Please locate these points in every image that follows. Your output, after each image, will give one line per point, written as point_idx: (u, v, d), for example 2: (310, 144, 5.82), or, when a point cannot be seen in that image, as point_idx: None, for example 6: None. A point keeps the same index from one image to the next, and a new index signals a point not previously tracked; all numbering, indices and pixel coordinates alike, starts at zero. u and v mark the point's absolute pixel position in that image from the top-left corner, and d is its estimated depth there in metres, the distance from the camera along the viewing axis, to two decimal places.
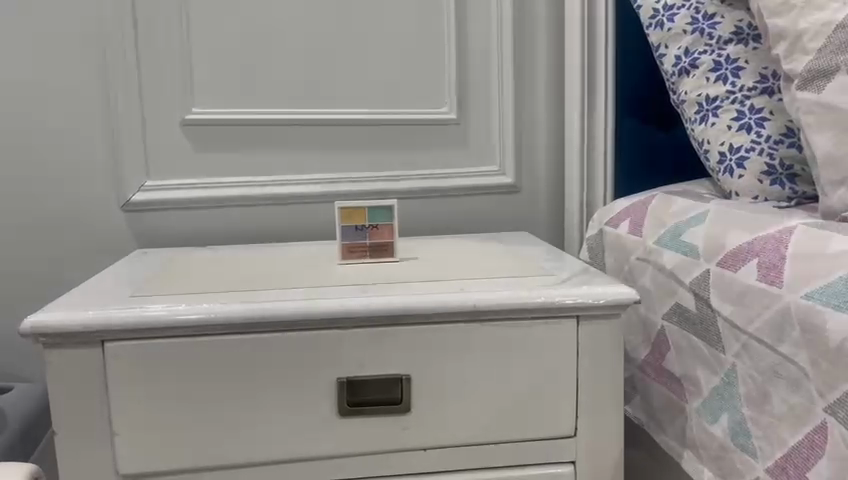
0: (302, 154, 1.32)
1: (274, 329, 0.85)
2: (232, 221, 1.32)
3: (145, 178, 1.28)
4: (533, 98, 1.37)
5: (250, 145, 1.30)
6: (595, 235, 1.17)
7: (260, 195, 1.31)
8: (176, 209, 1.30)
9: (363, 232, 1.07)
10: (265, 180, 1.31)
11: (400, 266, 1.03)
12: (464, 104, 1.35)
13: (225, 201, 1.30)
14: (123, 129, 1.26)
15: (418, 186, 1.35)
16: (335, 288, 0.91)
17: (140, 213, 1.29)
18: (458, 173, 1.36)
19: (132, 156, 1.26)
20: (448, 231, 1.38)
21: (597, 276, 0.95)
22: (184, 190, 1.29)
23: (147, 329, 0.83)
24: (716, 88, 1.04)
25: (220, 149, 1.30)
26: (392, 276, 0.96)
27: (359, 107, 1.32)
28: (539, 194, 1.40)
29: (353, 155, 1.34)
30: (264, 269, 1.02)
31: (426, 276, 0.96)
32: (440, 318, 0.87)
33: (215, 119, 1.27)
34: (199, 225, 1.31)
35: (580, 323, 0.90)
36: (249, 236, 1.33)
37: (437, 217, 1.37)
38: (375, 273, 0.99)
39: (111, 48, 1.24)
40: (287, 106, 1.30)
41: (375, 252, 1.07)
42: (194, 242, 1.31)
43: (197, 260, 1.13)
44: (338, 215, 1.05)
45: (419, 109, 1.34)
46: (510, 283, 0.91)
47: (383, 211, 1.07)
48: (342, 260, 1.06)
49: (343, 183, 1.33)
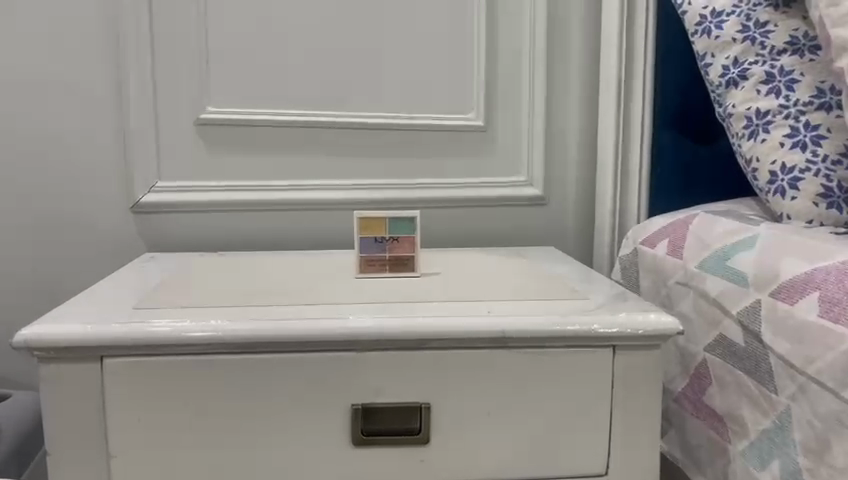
0: (320, 158, 1.26)
1: (285, 350, 0.79)
2: (245, 226, 1.26)
3: (155, 179, 1.22)
4: (565, 107, 1.30)
5: (266, 147, 1.25)
6: (630, 254, 1.10)
7: (276, 200, 1.25)
8: (187, 213, 1.24)
9: (382, 244, 1.00)
10: (281, 185, 1.25)
11: (421, 283, 0.97)
12: (492, 111, 1.28)
13: (239, 205, 1.24)
14: (135, 127, 1.20)
15: (442, 196, 1.28)
16: (351, 307, 0.84)
17: (150, 216, 1.23)
18: (484, 183, 1.29)
19: (143, 156, 1.21)
20: (470, 244, 1.31)
21: (636, 302, 0.87)
22: (197, 192, 1.23)
23: (149, 346, 0.77)
24: (768, 102, 0.97)
25: (235, 151, 1.24)
26: (413, 295, 0.90)
27: (381, 111, 1.26)
28: (568, 208, 1.32)
29: (374, 161, 1.27)
30: (276, 281, 0.96)
31: (450, 296, 0.89)
32: (465, 343, 0.80)
33: (231, 120, 1.22)
34: (211, 229, 1.25)
35: (616, 353, 0.83)
36: (263, 243, 1.27)
37: (460, 228, 1.30)
38: (395, 289, 0.93)
39: (126, 44, 1.18)
40: (307, 108, 1.24)
41: (394, 266, 1.01)
42: (204, 247, 1.26)
43: (207, 268, 1.07)
44: (356, 226, 0.99)
45: (445, 115, 1.27)
46: (541, 308, 0.84)
47: (404, 222, 1.01)
48: (359, 273, 1.00)
49: (363, 190, 1.27)
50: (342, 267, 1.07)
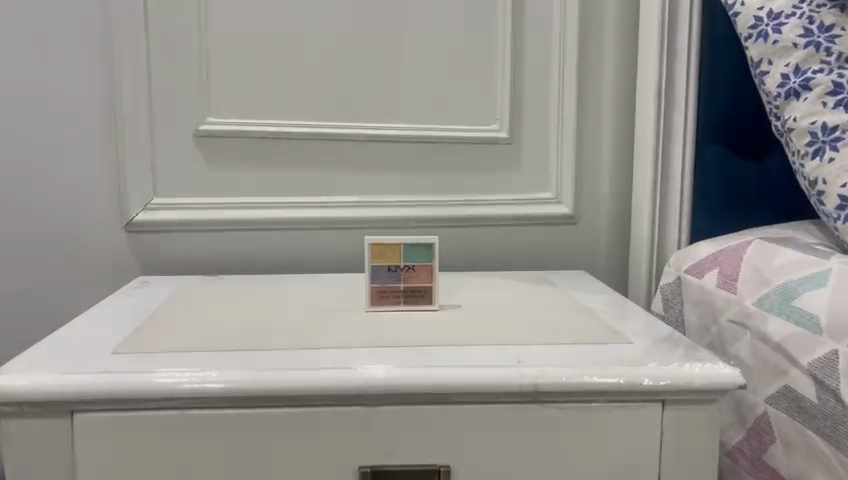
0: (330, 173, 1.16)
1: (282, 403, 0.68)
2: (248, 246, 1.16)
3: (151, 195, 1.12)
4: (598, 117, 1.19)
5: (271, 161, 1.14)
6: (672, 283, 0.98)
7: (282, 219, 1.15)
8: (186, 231, 1.14)
9: (396, 273, 0.90)
10: (288, 202, 1.15)
11: (440, 320, 0.86)
12: (518, 121, 1.17)
13: (241, 224, 1.14)
14: (129, 139, 1.10)
15: (462, 214, 1.17)
16: (360, 353, 0.74)
17: (145, 235, 1.13)
18: (509, 200, 1.18)
19: (138, 171, 1.11)
20: (493, 267, 1.20)
21: (687, 347, 0.76)
22: (196, 210, 1.13)
23: (127, 400, 0.67)
24: (837, 116, 0.85)
25: (238, 166, 1.14)
26: (431, 336, 0.79)
27: (397, 122, 1.16)
28: (600, 227, 1.21)
29: (388, 176, 1.17)
30: (278, 316, 0.86)
31: (473, 338, 0.78)
32: (492, 398, 0.69)
33: (233, 131, 1.12)
34: (212, 250, 1.15)
35: (665, 408, 0.72)
36: (267, 264, 1.17)
37: (482, 249, 1.19)
38: (411, 328, 0.82)
39: (119, 48, 1.08)
40: (315, 118, 1.14)
41: (410, 298, 0.90)
42: (203, 270, 1.15)
43: (204, 295, 0.97)
44: (368, 253, 0.89)
45: (466, 127, 1.17)
46: (579, 355, 0.73)
47: (422, 248, 0.90)
48: (371, 306, 0.89)
49: (376, 207, 1.16)
50: (353, 296, 0.96)
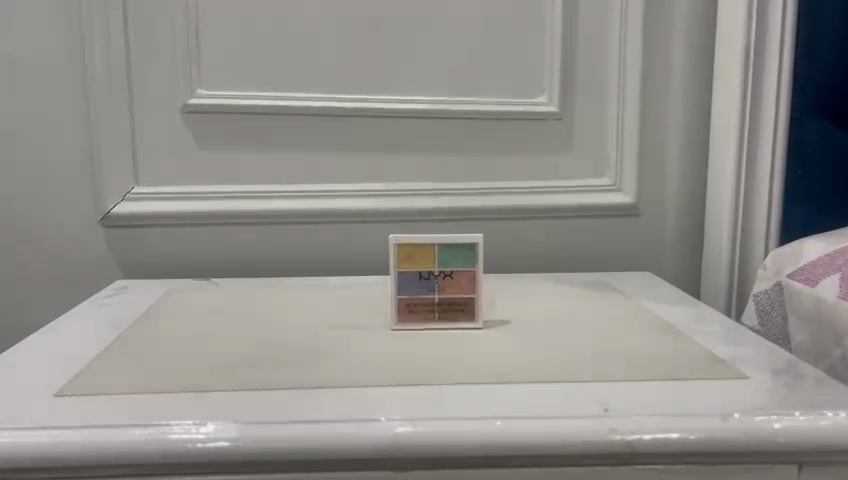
0: (345, 155, 0.97)
1: (282, 469, 0.49)
2: (248, 244, 0.97)
3: (130, 184, 0.94)
4: (667, 89, 0.99)
5: (274, 142, 0.96)
6: (772, 289, 0.79)
7: (288, 210, 0.96)
8: (174, 226, 0.95)
9: (430, 282, 0.71)
10: (295, 190, 0.96)
11: (488, 342, 0.67)
12: (570, 92, 0.98)
13: (240, 217, 0.96)
14: (104, 117, 0.92)
15: (503, 204, 0.98)
16: (387, 395, 0.55)
17: (126, 231, 0.95)
18: (558, 187, 0.99)
19: (116, 154, 0.93)
20: (539, 267, 1.01)
21: (825, 386, 0.57)
22: (185, 201, 0.95)
23: (69, 467, 0.48)
24: None
25: (235, 147, 0.95)
26: (480, 368, 0.60)
27: (424, 94, 0.97)
28: (667, 220, 1.01)
29: (415, 158, 0.98)
30: (281, 337, 0.68)
31: (535, 370, 0.60)
32: (568, 460, 0.50)
33: (229, 106, 0.93)
34: (206, 248, 0.96)
35: (803, 472, 0.52)
36: (271, 266, 0.98)
37: (527, 247, 1.00)
38: (452, 355, 0.63)
39: (88, 4, 0.90)
40: (327, 90, 0.95)
41: (448, 312, 0.71)
42: (196, 272, 0.97)
43: (190, 307, 0.78)
44: (394, 255, 0.71)
45: (508, 100, 0.97)
46: (680, 399, 0.55)
47: (462, 250, 0.71)
48: (399, 323, 0.71)
49: (400, 197, 0.97)
50: (375, 309, 0.78)
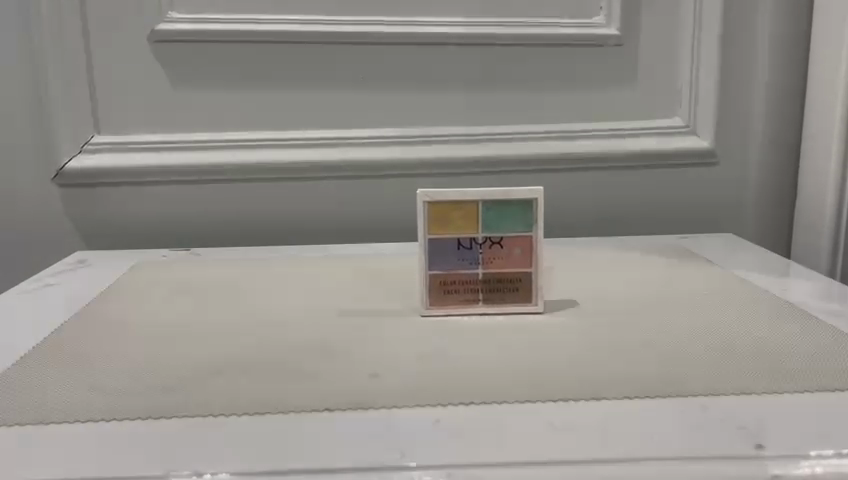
0: (355, 93, 0.78)
1: None
2: (238, 206, 0.79)
3: (90, 131, 0.76)
4: (754, 5, 0.79)
5: (267, 77, 0.77)
6: None
7: (283, 163, 0.77)
8: (146, 185, 0.77)
9: (472, 253, 0.53)
10: (293, 138, 0.78)
11: (555, 333, 0.49)
12: (633, 11, 0.79)
13: (226, 172, 0.77)
14: (54, 47, 0.74)
15: (550, 152, 0.79)
16: (424, 421, 0.38)
17: (87, 191, 0.77)
18: (617, 131, 0.80)
19: (72, 95, 0.75)
20: (594, 229, 0.83)
21: None
22: (158, 152, 0.77)
23: None
24: None
25: (217, 85, 0.77)
26: (553, 374, 0.43)
27: (451, 15, 0.77)
28: (750, 171, 0.83)
29: (440, 96, 0.79)
30: (275, 329, 0.50)
31: (631, 376, 0.42)
32: None
33: (208, 32, 0.74)
34: (186, 211, 0.79)
35: None
36: (268, 232, 0.80)
37: (579, 205, 0.82)
38: (508, 353, 0.46)
39: None
40: (331, 11, 0.76)
41: (496, 292, 0.54)
42: (175, 240, 0.79)
43: (160, 287, 0.61)
44: (423, 217, 0.53)
45: (556, 22, 0.78)
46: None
47: (513, 209, 0.53)
48: (432, 306, 0.54)
49: (424, 145, 0.79)
50: (399, 288, 0.60)
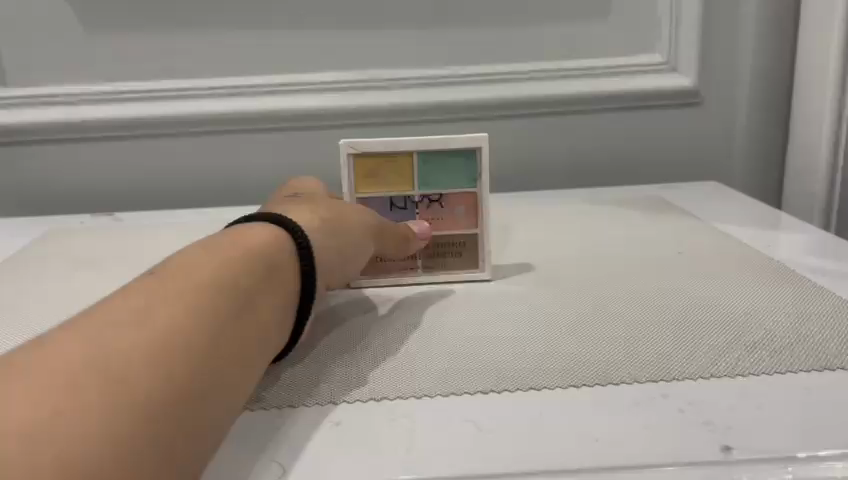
0: (292, 34, 0.70)
1: None
2: (172, 164, 0.72)
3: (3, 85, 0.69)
4: None
5: (193, 19, 0.69)
6: None
7: (215, 114, 0.70)
8: (69, 144, 0.71)
9: (408, 214, 0.47)
10: (224, 86, 0.70)
11: (497, 305, 0.43)
12: None
13: (155, 127, 0.70)
14: None
15: (513, 95, 0.71)
16: (320, 423, 0.31)
17: (7, 151, 0.71)
18: (589, 69, 0.72)
19: None
20: (564, 179, 0.76)
21: None
22: (77, 106, 0.69)
23: None
24: None
25: (136, 29, 0.68)
26: (486, 357, 0.36)
27: None
28: (737, 111, 0.75)
29: (388, 35, 0.71)
30: None
31: (576, 357, 0.36)
32: None
33: None
34: (117, 171, 0.72)
35: None
36: (207, 191, 0.73)
37: (547, 153, 0.75)
38: (440, 329, 0.40)
39: None
40: None
41: (438, 258, 0.47)
42: (108, 203, 0.73)
43: (69, 258, 0.55)
44: (348, 171, 0.46)
45: None
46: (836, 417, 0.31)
47: (454, 161, 0.46)
48: (364, 276, 0.47)
49: (373, 90, 0.71)
50: None
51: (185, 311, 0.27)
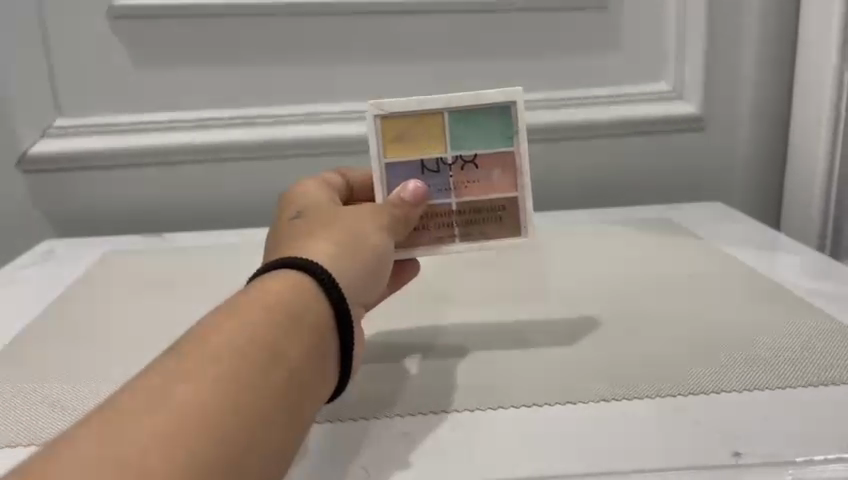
0: (326, 67, 0.75)
1: None
2: (209, 188, 0.76)
3: (51, 115, 0.73)
4: None
5: (233, 53, 0.74)
6: None
7: (253, 142, 0.74)
8: (111, 170, 0.75)
9: (441, 178, 0.46)
10: (261, 116, 0.75)
11: (529, 325, 0.48)
12: None
13: (195, 154, 0.75)
14: (9, 27, 0.70)
15: (531, 123, 0.77)
16: (394, 434, 0.37)
17: (53, 177, 0.75)
18: (600, 98, 0.77)
19: (29, 77, 0.72)
20: (577, 200, 0.81)
21: None
22: (122, 135, 0.74)
23: None
24: None
25: (181, 62, 0.73)
26: (526, 374, 0.41)
27: None
28: (738, 135, 0.80)
29: (415, 67, 0.76)
30: None
31: (606, 374, 0.41)
32: None
33: (169, 8, 0.71)
34: (157, 196, 0.76)
35: None
36: (242, 214, 0.78)
37: (561, 176, 0.80)
38: (483, 348, 0.45)
39: None
40: None
41: (474, 226, 0.47)
42: (147, 225, 0.77)
43: (127, 282, 0.59)
44: (376, 133, 0.46)
45: None
46: (826, 422, 0.36)
47: (486, 120, 0.46)
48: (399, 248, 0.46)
49: None
50: None
51: (188, 395, 0.28)
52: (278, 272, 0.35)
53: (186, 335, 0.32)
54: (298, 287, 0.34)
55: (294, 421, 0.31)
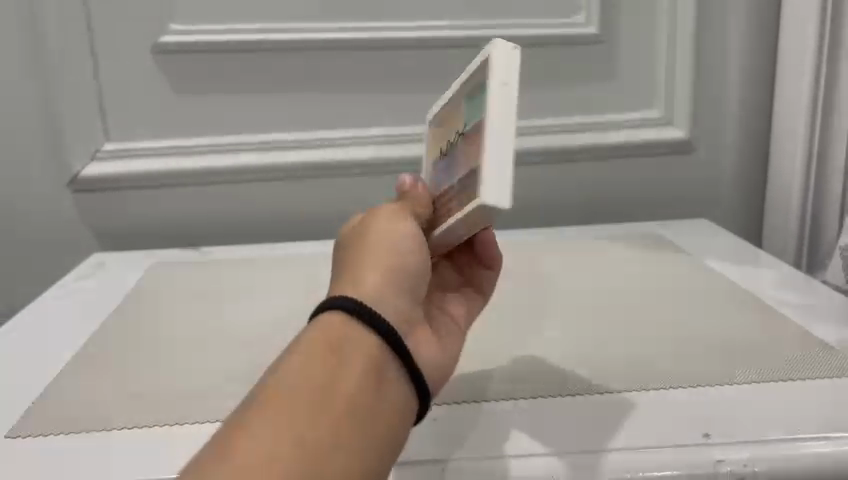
0: (348, 96, 0.83)
1: None
2: (241, 206, 0.84)
3: (100, 140, 0.81)
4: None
5: (265, 84, 0.81)
6: None
7: (282, 164, 0.82)
8: (154, 190, 0.82)
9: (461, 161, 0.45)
10: (289, 140, 0.82)
11: (534, 330, 0.56)
12: (611, 8, 0.83)
13: (230, 175, 0.82)
14: (64, 62, 0.78)
15: (534, 147, 0.84)
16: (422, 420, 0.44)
17: (100, 196, 0.82)
18: (597, 124, 0.85)
19: (81, 107, 0.79)
20: (577, 217, 0.88)
21: None
22: (164, 158, 0.81)
23: None
24: None
25: (217, 93, 0.81)
26: (532, 372, 0.49)
27: (436, 19, 0.81)
28: (723, 158, 0.88)
29: (428, 96, 0.83)
30: (287, 334, 0.57)
31: (599, 372, 0.49)
32: None
33: (207, 44, 0.78)
34: (194, 213, 0.84)
35: None
36: (271, 229, 0.85)
37: (562, 195, 0.87)
38: (495, 350, 0.53)
39: None
40: (323, 19, 0.80)
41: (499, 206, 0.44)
42: (185, 240, 0.85)
43: (177, 292, 0.67)
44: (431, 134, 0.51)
45: (537, 22, 0.82)
46: (781, 410, 0.44)
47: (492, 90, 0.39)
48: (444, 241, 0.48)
49: (415, 143, 0.84)
50: None
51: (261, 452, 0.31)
52: (329, 318, 0.37)
53: (256, 388, 0.35)
54: (344, 332, 0.36)
55: (369, 417, 0.34)
